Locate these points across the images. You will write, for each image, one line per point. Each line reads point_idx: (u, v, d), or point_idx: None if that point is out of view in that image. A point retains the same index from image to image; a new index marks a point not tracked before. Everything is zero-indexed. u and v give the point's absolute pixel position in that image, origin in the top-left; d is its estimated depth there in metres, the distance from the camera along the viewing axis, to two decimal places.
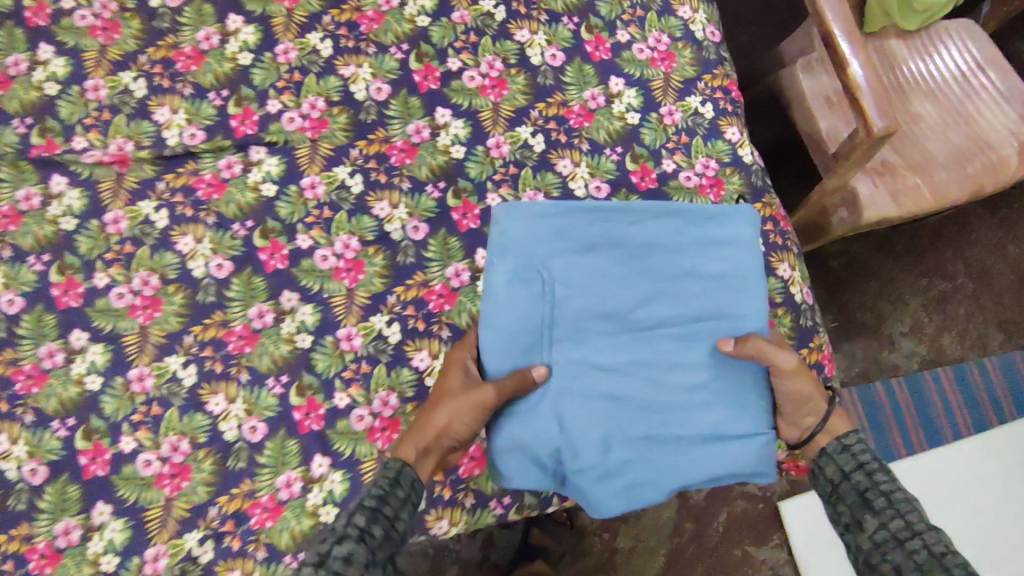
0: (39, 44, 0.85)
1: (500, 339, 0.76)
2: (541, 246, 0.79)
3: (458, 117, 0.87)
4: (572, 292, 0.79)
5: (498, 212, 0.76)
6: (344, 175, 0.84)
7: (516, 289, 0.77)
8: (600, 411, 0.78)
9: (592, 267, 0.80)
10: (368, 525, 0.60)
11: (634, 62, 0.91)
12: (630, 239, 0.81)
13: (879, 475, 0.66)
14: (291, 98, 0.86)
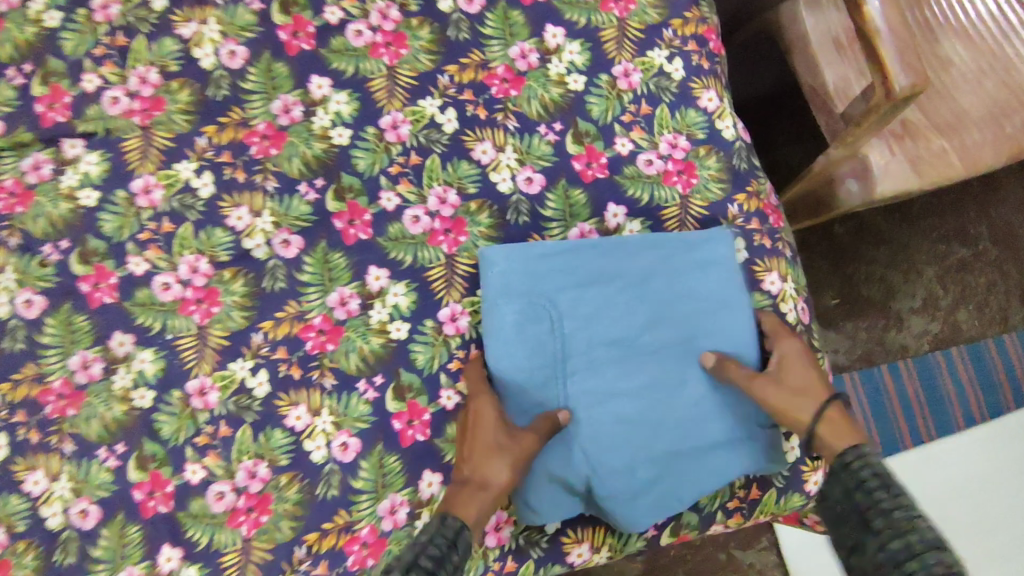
0: None
1: (515, 402, 0.59)
2: (540, 258, 0.61)
3: (340, 87, 0.66)
4: (581, 325, 0.61)
5: (486, 258, 0.60)
6: (188, 174, 0.64)
7: (515, 316, 0.60)
8: (614, 441, 0.59)
9: (596, 299, 0.61)
10: None
11: (578, 6, 0.68)
12: (612, 267, 0.62)
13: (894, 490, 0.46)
14: (114, 70, 0.65)
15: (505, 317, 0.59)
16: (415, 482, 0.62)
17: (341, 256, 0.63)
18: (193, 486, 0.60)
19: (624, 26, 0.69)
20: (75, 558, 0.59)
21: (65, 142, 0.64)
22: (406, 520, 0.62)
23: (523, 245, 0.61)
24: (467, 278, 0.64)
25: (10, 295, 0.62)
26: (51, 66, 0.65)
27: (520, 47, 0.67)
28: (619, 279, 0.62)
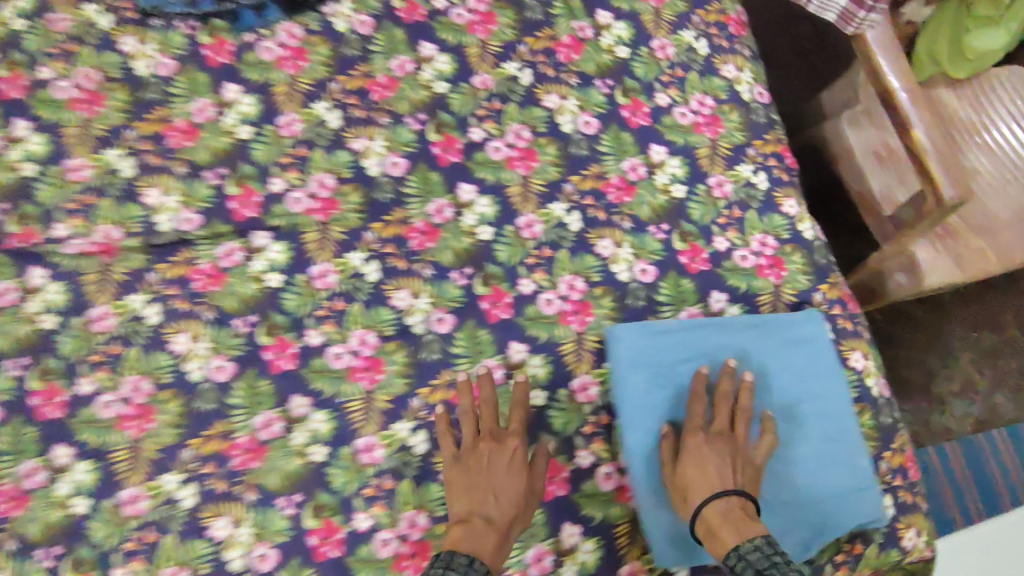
0: (12, 119, 0.77)
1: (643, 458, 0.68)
2: (667, 334, 0.71)
3: (484, 193, 0.78)
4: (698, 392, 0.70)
5: (614, 334, 0.71)
6: (358, 261, 0.75)
7: (643, 383, 0.69)
8: None
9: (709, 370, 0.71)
10: None
11: (676, 129, 0.83)
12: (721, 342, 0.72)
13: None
14: (297, 176, 0.77)
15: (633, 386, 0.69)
16: (558, 532, 0.68)
17: (488, 333, 0.74)
18: (362, 533, 0.68)
19: (716, 144, 0.83)
20: None
21: (254, 235, 0.75)
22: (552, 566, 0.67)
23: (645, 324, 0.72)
24: (595, 352, 0.74)
25: (203, 361, 0.72)
26: (245, 171, 0.77)
27: (631, 161, 0.81)
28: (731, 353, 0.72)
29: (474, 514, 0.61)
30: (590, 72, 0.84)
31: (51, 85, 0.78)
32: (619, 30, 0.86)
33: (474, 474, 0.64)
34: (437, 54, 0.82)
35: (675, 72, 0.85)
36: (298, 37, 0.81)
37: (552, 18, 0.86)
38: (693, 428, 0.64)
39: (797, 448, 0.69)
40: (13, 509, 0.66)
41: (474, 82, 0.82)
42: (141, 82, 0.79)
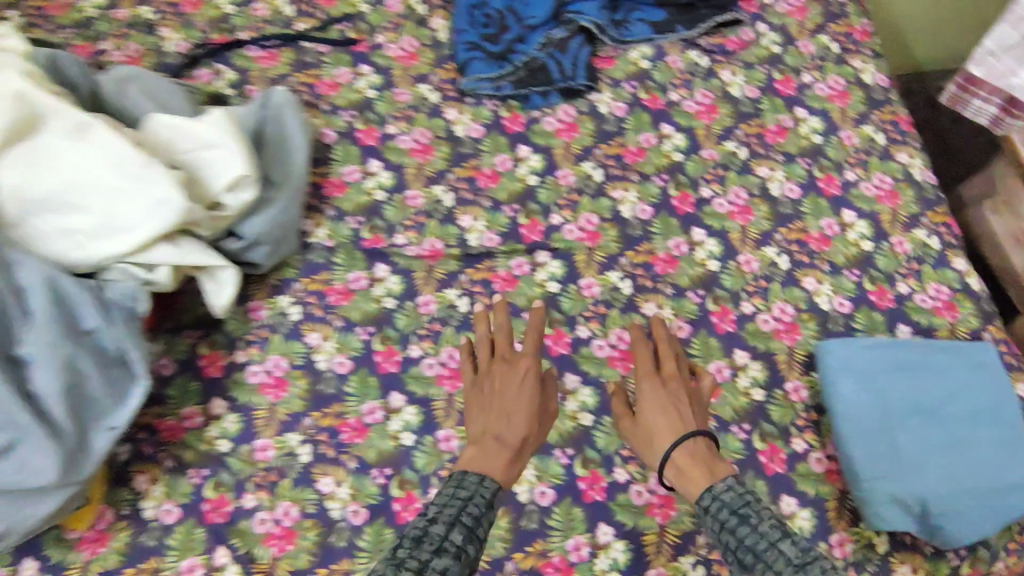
0: (369, 159, 1.06)
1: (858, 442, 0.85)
2: (870, 349, 0.91)
3: (712, 236, 1.01)
4: (897, 397, 0.88)
5: (825, 347, 0.91)
6: (616, 278, 0.98)
7: (853, 385, 0.88)
8: (934, 473, 0.84)
9: (905, 380, 0.89)
10: (465, 543, 0.62)
11: (863, 199, 1.05)
12: (914, 360, 0.91)
13: (739, 531, 0.63)
14: (570, 214, 1.02)
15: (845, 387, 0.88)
16: (778, 502, 0.85)
17: (718, 342, 0.93)
18: (621, 482, 0.89)
19: (894, 212, 1.05)
20: (537, 524, 0.86)
21: (539, 253, 1.00)
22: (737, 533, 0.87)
23: (850, 341, 0.92)
24: (804, 362, 0.94)
25: None
26: (533, 208, 1.03)
27: (827, 220, 1.03)
28: (922, 369, 0.90)
29: (489, 434, 0.76)
30: (792, 152, 1.08)
31: (396, 138, 1.07)
32: (813, 123, 1.10)
33: (482, 397, 0.81)
34: (675, 133, 1.08)
35: (860, 156, 1.09)
36: (573, 116, 1.09)
37: (761, 111, 1.11)
38: (647, 371, 0.81)
39: (982, 446, 0.86)
40: (359, 438, 0.91)
41: (703, 153, 1.07)
42: (459, 140, 1.07)
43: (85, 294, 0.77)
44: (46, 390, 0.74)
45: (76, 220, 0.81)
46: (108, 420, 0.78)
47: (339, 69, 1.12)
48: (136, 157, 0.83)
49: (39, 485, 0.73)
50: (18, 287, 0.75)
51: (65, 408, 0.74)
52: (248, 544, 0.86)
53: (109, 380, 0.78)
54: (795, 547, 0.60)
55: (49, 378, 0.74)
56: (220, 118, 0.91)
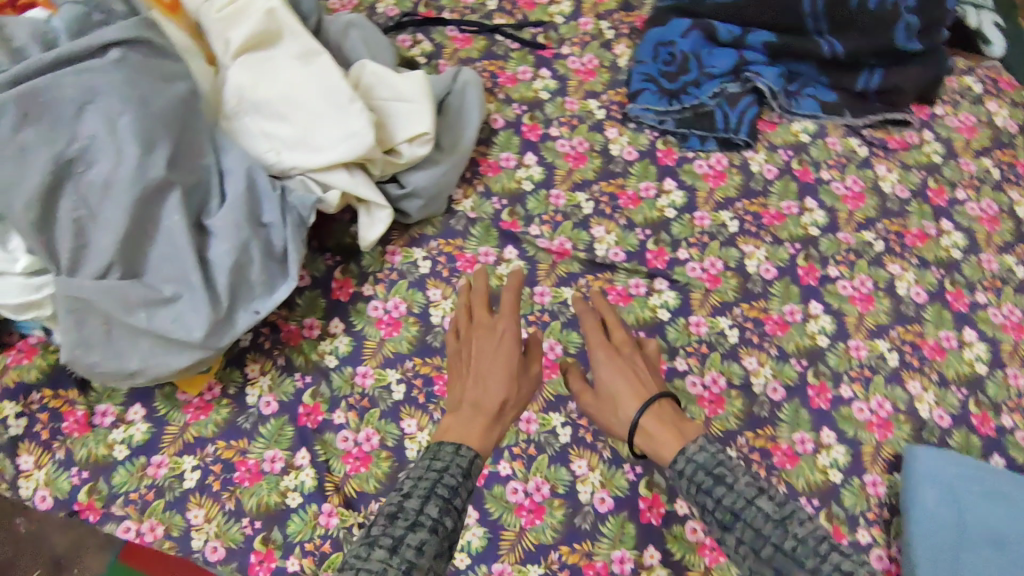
0: (526, 151, 1.13)
1: (923, 551, 0.85)
2: (959, 465, 0.90)
3: (827, 313, 1.03)
4: (976, 520, 0.87)
5: (910, 449, 0.92)
6: (725, 325, 1.00)
7: (934, 495, 0.88)
8: None
9: (990, 505, 0.88)
10: (440, 515, 0.64)
11: (988, 323, 1.05)
12: (1005, 490, 0.89)
13: (715, 492, 0.68)
14: (697, 253, 1.06)
15: (923, 494, 0.88)
16: None
17: (810, 414, 0.95)
18: (680, 515, 0.90)
19: (1017, 345, 1.04)
20: (589, 526, 0.88)
21: (658, 280, 1.04)
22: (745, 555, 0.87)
23: (940, 452, 0.92)
24: (889, 460, 0.94)
25: None
26: (663, 238, 1.07)
27: (947, 332, 1.03)
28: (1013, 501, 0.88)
29: (466, 403, 0.78)
30: (928, 259, 1.09)
31: (556, 140, 1.15)
32: (956, 237, 1.11)
33: (461, 367, 0.85)
34: (817, 209, 1.11)
35: (995, 282, 1.08)
36: (723, 166, 1.14)
37: (907, 212, 1.12)
38: (608, 348, 0.84)
39: None
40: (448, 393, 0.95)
41: (839, 235, 1.09)
42: (611, 158, 1.14)
43: (270, 190, 0.86)
44: (216, 262, 0.82)
45: (279, 129, 0.92)
46: (252, 307, 0.84)
47: (521, 67, 1.21)
48: (344, 91, 0.93)
49: (181, 338, 0.79)
50: (222, 169, 0.86)
51: (225, 280, 0.81)
52: (328, 455, 0.90)
53: (266, 270, 0.85)
54: (771, 504, 0.67)
55: (223, 251, 0.82)
56: (419, 78, 1.00)
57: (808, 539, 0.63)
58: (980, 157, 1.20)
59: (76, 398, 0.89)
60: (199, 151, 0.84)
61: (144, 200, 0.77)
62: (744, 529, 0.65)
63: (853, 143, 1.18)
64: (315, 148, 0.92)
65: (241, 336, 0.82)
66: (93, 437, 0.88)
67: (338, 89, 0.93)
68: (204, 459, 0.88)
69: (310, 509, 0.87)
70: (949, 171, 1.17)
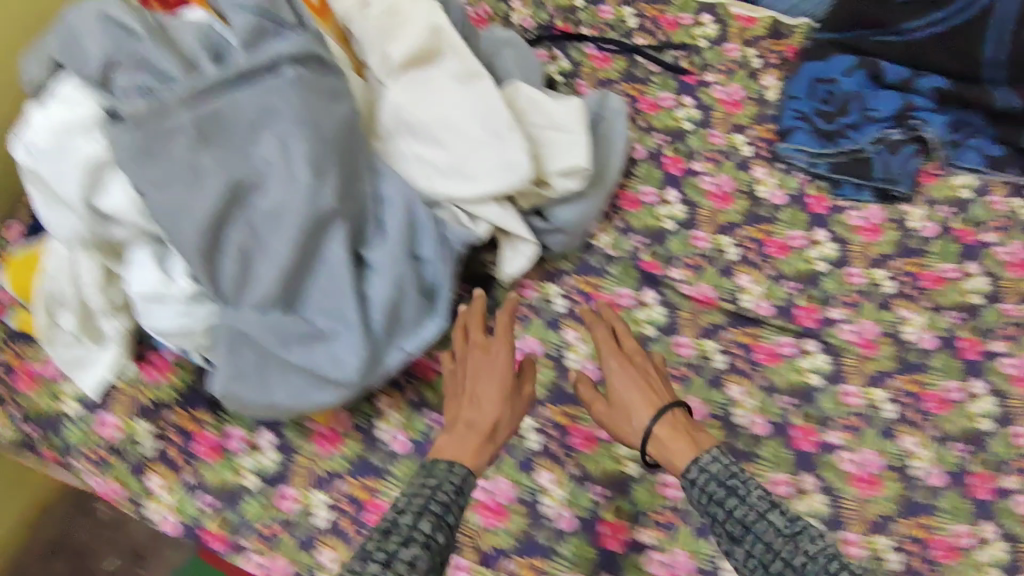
0: (668, 187, 1.06)
1: None
2: None
3: (991, 394, 0.95)
4: None
5: None
6: (881, 398, 0.94)
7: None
8: None
9: None
10: (433, 530, 0.62)
11: None
12: None
13: (727, 501, 0.68)
14: (850, 313, 0.99)
15: None
16: None
17: (971, 506, 0.88)
18: None
19: None
20: None
21: (808, 341, 0.97)
22: None
23: None
24: None
25: (748, 413, 0.92)
26: (814, 294, 1.00)
27: None
28: None
29: (458, 420, 0.74)
30: None
31: (699, 176, 1.07)
32: None
33: (454, 386, 0.79)
34: (980, 274, 1.03)
35: None
36: (880, 219, 1.06)
37: None
38: (607, 344, 0.84)
39: None
40: (586, 447, 0.90)
41: (1003, 305, 1.00)
42: (758, 201, 1.06)
43: (427, 223, 0.81)
44: (374, 299, 0.77)
45: (434, 154, 0.86)
46: (404, 346, 0.79)
47: (662, 93, 1.13)
48: (504, 118, 0.87)
49: (334, 376, 0.74)
50: (379, 197, 0.81)
51: (382, 317, 0.76)
52: (464, 507, 0.86)
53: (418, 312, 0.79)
54: (782, 518, 0.67)
55: (382, 286, 0.77)
56: (576, 108, 0.94)
57: (820, 554, 0.64)
58: None
59: (206, 420, 0.86)
60: (359, 177, 0.79)
61: (311, 229, 0.71)
62: (753, 541, 0.66)
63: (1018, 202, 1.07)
64: (471, 176, 0.86)
65: (391, 376, 0.78)
66: (224, 462, 0.84)
67: (498, 115, 0.87)
68: (336, 496, 0.84)
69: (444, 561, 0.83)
70: None
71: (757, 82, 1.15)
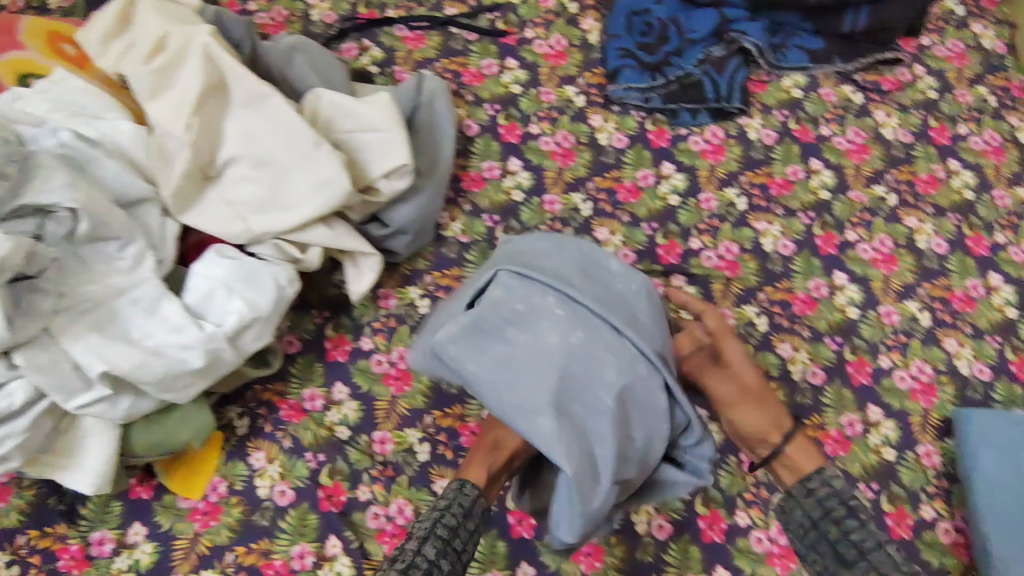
0: (509, 157, 1.03)
1: (999, 528, 0.84)
2: (1004, 424, 0.90)
3: (854, 283, 0.99)
4: None
5: (957, 413, 0.91)
6: (752, 313, 0.96)
7: (994, 461, 0.88)
8: None
9: None
10: (437, 558, 0.66)
11: (1009, 265, 1.03)
12: None
13: (848, 524, 0.73)
14: (710, 240, 1.00)
15: (984, 463, 0.87)
16: None
17: (853, 394, 0.93)
18: (742, 527, 0.87)
19: None
20: (653, 558, 0.85)
21: (675, 277, 0.97)
22: None
23: (986, 408, 0.92)
24: (938, 427, 0.94)
25: None
26: (672, 229, 1.00)
27: (972, 281, 1.01)
28: None
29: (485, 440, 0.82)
30: (944, 205, 1.05)
31: (538, 138, 1.05)
32: (966, 176, 1.07)
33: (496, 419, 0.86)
34: (823, 170, 1.05)
35: (1011, 219, 1.05)
36: (721, 137, 1.06)
37: (914, 157, 1.08)
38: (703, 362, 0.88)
39: None
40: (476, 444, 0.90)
41: (851, 194, 1.04)
42: (601, 149, 1.05)
43: (254, 263, 0.79)
44: (207, 307, 0.77)
45: (244, 192, 0.81)
46: (245, 350, 0.77)
47: (485, 60, 1.09)
48: (305, 134, 0.81)
49: (177, 399, 0.74)
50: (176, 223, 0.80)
51: (220, 312, 0.76)
52: (361, 538, 0.84)
53: (263, 331, 0.78)
54: (901, 556, 0.71)
55: (214, 307, 0.77)
56: (384, 102, 0.88)
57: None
58: (972, 84, 1.15)
59: (66, 532, 0.82)
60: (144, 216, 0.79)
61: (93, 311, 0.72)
62: (866, 567, 0.70)
63: (845, 95, 1.11)
64: (282, 203, 0.81)
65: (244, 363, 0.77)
66: (96, 570, 0.81)
67: (292, 127, 0.81)
68: (227, 571, 0.82)
69: None
70: (948, 105, 1.13)
71: (574, 28, 1.13)
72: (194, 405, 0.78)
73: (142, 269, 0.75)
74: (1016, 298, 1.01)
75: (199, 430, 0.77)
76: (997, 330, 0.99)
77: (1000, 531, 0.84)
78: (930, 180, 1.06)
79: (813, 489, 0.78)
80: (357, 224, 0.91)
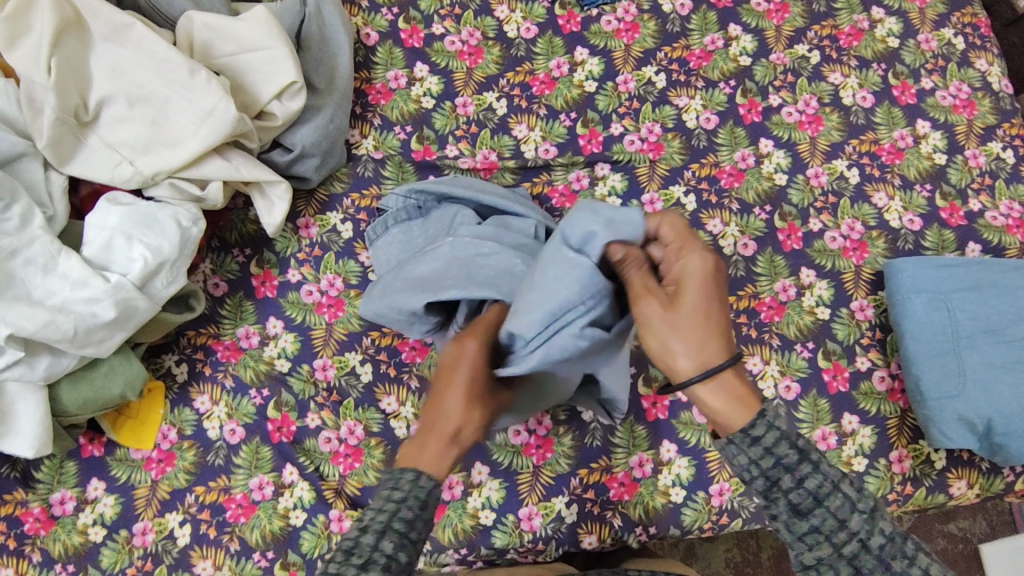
0: (415, 63, 0.98)
1: (935, 370, 0.85)
2: (939, 267, 0.88)
3: (780, 148, 0.96)
4: (970, 314, 0.87)
5: (891, 261, 0.89)
6: (680, 193, 0.94)
7: (923, 305, 0.87)
8: (996, 386, 0.83)
9: (976, 304, 0.87)
10: (396, 552, 0.54)
11: (939, 108, 0.99)
12: (987, 282, 0.88)
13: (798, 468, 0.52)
14: (631, 123, 0.97)
15: (918, 309, 0.87)
16: (840, 418, 0.86)
17: (785, 259, 0.92)
18: (684, 401, 0.87)
19: (971, 124, 0.99)
20: (600, 442, 0.86)
21: (599, 166, 0.95)
22: (651, 472, 0.85)
23: (919, 254, 0.91)
24: (871, 281, 0.92)
25: None
26: (591, 117, 0.97)
27: (901, 132, 0.98)
28: (993, 288, 0.87)
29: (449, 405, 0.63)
30: (868, 56, 1.01)
31: (442, 39, 0.99)
32: (891, 24, 1.03)
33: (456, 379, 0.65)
34: (742, 35, 1.01)
35: (938, 63, 1.01)
36: (633, 14, 1.01)
37: (835, 10, 1.03)
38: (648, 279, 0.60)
39: None
40: (417, 359, 0.88)
41: (771, 57, 1.00)
42: (510, 42, 1.00)
43: (152, 206, 0.76)
44: (109, 258, 0.74)
45: (127, 132, 0.77)
46: (157, 295, 0.75)
47: None
48: (179, 64, 0.77)
49: (96, 352, 0.72)
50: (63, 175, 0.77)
51: (124, 264, 0.74)
52: (317, 463, 0.84)
53: (175, 275, 0.76)
54: (856, 488, 0.52)
55: (116, 258, 0.74)
56: (261, 16, 0.83)
57: (897, 535, 0.51)
58: None
59: (25, 497, 0.82)
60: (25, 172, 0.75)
61: None
62: (825, 516, 0.51)
63: None
64: (170, 138, 0.77)
65: (160, 309, 0.75)
66: (62, 529, 0.81)
67: (160, 59, 0.77)
68: (189, 511, 0.82)
69: (319, 519, 0.82)
70: None
71: None
72: (121, 358, 0.77)
73: (31, 227, 0.72)
74: (946, 143, 0.98)
75: (132, 381, 0.76)
76: (927, 178, 0.96)
77: (936, 373, 0.84)
78: (854, 32, 1.02)
79: (756, 435, 0.53)
80: (260, 152, 0.88)
